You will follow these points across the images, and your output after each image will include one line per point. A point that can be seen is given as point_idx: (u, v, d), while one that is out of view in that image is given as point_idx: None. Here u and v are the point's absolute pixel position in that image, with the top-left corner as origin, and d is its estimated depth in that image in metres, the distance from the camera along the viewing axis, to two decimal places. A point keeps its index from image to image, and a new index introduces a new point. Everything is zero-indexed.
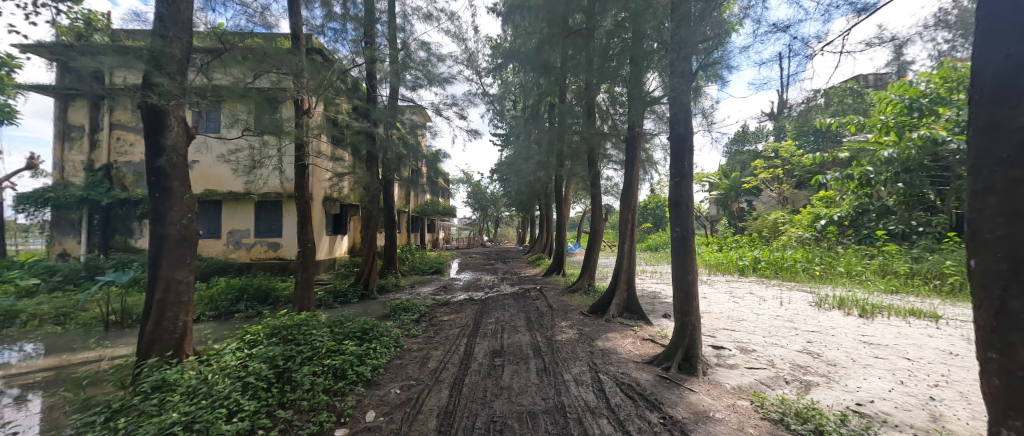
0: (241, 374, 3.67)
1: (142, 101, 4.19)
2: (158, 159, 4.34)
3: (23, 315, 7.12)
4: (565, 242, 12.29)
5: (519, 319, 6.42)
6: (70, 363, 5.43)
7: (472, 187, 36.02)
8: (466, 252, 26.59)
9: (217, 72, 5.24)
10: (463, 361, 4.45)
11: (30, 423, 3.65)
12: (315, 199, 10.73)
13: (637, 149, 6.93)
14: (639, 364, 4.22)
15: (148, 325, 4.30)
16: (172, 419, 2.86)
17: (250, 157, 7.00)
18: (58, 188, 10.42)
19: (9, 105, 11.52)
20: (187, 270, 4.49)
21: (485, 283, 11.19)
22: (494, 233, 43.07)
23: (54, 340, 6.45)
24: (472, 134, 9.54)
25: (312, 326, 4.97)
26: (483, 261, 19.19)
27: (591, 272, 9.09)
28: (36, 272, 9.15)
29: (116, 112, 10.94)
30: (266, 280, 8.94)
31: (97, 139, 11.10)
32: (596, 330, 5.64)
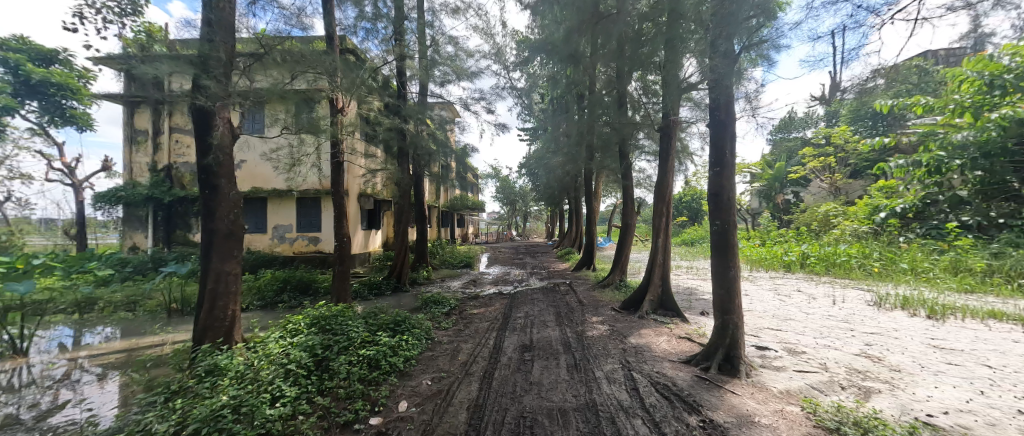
0: (283, 360, 3.85)
1: (193, 103, 4.46)
2: (207, 157, 4.61)
3: (100, 302, 7.85)
4: (596, 237, 12.09)
5: (549, 314, 6.36)
6: (138, 346, 5.95)
7: (501, 182, 36.09)
8: (495, 246, 26.77)
9: (258, 75, 5.46)
10: (493, 355, 4.47)
11: (105, 400, 4.05)
12: (350, 195, 11.10)
13: (673, 139, 6.67)
14: (676, 363, 4.09)
15: (202, 313, 4.62)
16: (222, 402, 3.04)
17: (290, 154, 7.31)
18: (127, 188, 11.33)
19: (86, 114, 12.63)
20: (236, 262, 4.76)
21: (514, 277, 11.18)
22: (522, 227, 43.06)
23: (127, 325, 7.07)
24: (501, 128, 9.52)
25: (347, 317, 5.16)
26: (512, 255, 19.20)
27: (623, 267, 8.88)
28: (111, 263, 10.05)
29: (174, 117, 11.74)
30: (307, 272, 9.37)
31: (159, 142, 11.98)
32: (628, 327, 5.51)
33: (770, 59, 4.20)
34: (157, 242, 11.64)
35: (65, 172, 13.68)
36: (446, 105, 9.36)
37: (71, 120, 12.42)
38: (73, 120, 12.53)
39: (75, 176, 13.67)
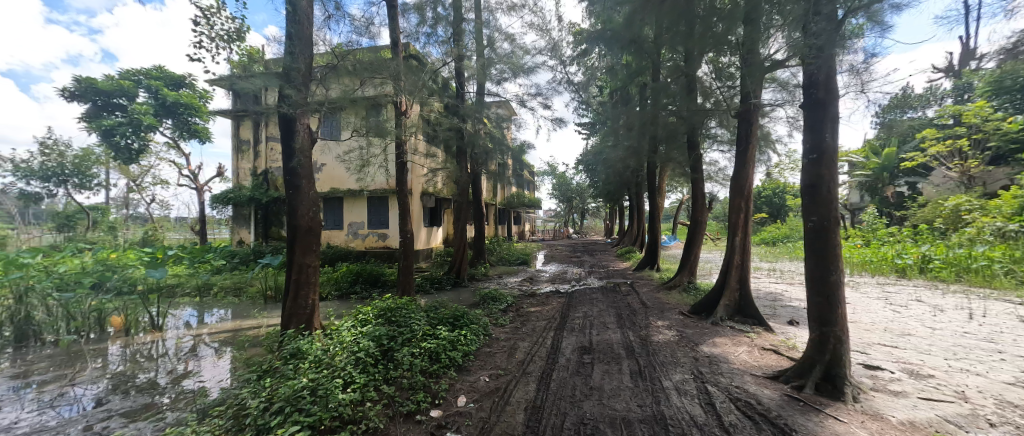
0: (354, 348, 4.13)
1: (279, 111, 4.94)
2: (291, 160, 5.08)
3: (214, 288, 9.10)
4: (660, 235, 11.49)
5: (609, 316, 6.14)
6: (242, 326, 6.82)
7: (557, 179, 35.73)
8: (553, 244, 26.63)
9: (334, 83, 5.91)
10: (550, 355, 4.40)
11: (214, 373, 4.71)
12: (413, 194, 11.67)
13: (753, 129, 6.06)
14: (760, 379, 3.70)
15: (288, 301, 5.12)
16: (302, 383, 3.32)
17: (361, 156, 7.84)
18: (234, 190, 12.97)
19: (204, 127, 15.67)
20: (315, 255, 5.19)
21: (574, 275, 10.99)
22: (580, 225, 42.28)
23: (234, 308, 8.13)
24: (558, 123, 9.37)
25: (411, 310, 5.41)
26: (569, 253, 18.92)
27: (691, 268, 8.31)
28: (223, 255, 11.62)
29: (269, 127, 13.22)
30: (376, 266, 10.02)
31: (258, 150, 13.59)
32: (700, 334, 5.13)
33: (885, 24, 3.59)
34: (257, 237, 13.27)
35: (190, 178, 16.13)
36: (503, 103, 9.41)
37: (193, 132, 15.51)
38: (197, 133, 15.73)
39: (197, 181, 16.12)
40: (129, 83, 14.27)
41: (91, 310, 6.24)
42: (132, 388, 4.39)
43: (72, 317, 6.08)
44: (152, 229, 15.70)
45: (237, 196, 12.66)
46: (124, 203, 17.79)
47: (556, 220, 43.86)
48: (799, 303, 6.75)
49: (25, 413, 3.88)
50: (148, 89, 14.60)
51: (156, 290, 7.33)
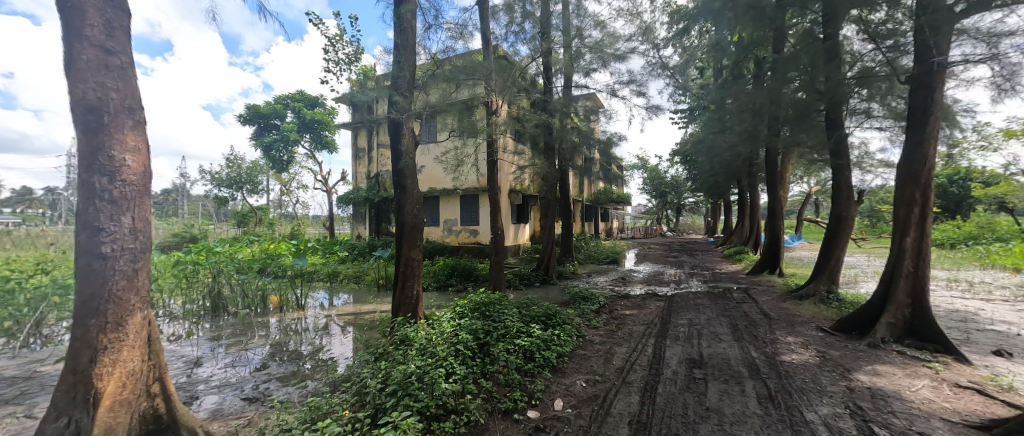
0: (454, 340, 4.36)
1: (390, 118, 5.46)
2: (399, 162, 5.56)
3: (339, 275, 10.53)
4: (782, 234, 10.00)
5: (722, 326, 5.50)
6: (362, 311, 7.74)
7: (650, 173, 33.52)
8: (646, 243, 25.09)
9: (433, 88, 6.33)
10: (653, 365, 4.10)
11: (341, 350, 5.43)
12: (502, 191, 12.00)
13: (932, 102, 4.85)
14: (956, 425, 2.89)
15: (397, 291, 5.62)
16: (411, 369, 3.62)
17: (455, 156, 8.28)
18: (353, 191, 14.84)
19: (331, 138, 18.11)
20: (418, 250, 5.61)
21: (675, 277, 10.18)
22: (677, 223, 39.08)
23: (354, 294, 9.29)
24: (653, 111, 8.75)
25: (504, 306, 5.53)
26: (666, 253, 17.66)
27: (832, 274, 7.05)
28: (345, 248, 13.39)
29: (379, 135, 14.80)
30: (470, 261, 10.52)
31: (371, 155, 15.33)
32: (851, 358, 4.26)
33: None
34: (371, 233, 14.99)
35: (321, 182, 18.94)
36: (592, 95, 9.12)
37: (324, 144, 18.06)
38: (327, 145, 18.24)
39: (328, 184, 18.86)
40: (279, 106, 17.43)
41: (255, 290, 7.71)
42: (285, 356, 5.27)
43: (246, 294, 7.57)
44: (295, 225, 18.85)
45: (355, 196, 14.45)
46: (277, 204, 21.69)
47: (647, 217, 41.29)
48: (1001, 327, 5.23)
49: (218, 368, 4.92)
50: (293, 110, 17.61)
51: (301, 275, 8.68)
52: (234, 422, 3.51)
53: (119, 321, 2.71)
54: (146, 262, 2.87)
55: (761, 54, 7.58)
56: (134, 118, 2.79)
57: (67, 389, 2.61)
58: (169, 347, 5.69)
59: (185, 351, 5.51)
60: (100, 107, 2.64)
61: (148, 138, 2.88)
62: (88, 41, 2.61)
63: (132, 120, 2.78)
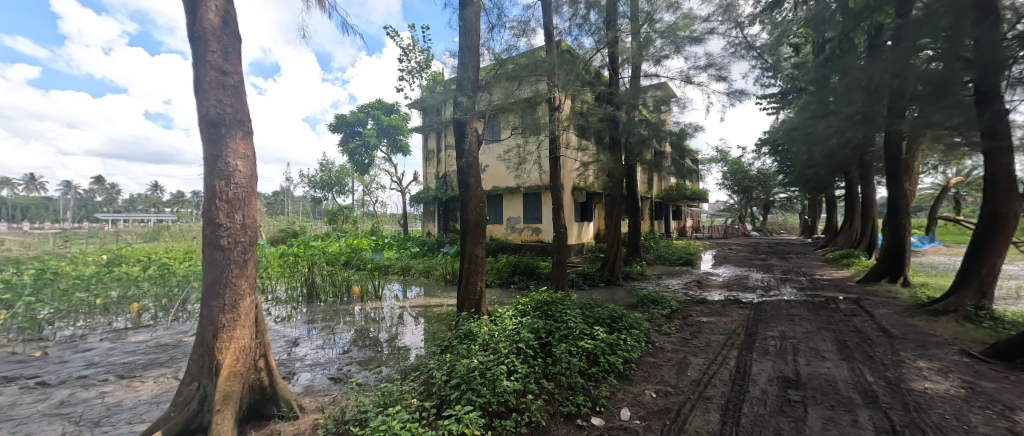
0: (516, 337, 4.34)
1: (455, 118, 5.61)
2: (463, 161, 5.70)
3: (411, 269, 11.17)
4: (906, 236, 8.57)
5: (822, 341, 4.79)
6: (431, 303, 8.11)
7: (731, 166, 30.71)
8: (727, 243, 23.09)
9: (496, 88, 6.39)
10: (736, 381, 3.68)
11: (411, 340, 5.72)
12: (565, 189, 11.79)
13: None
14: None
15: (462, 286, 5.76)
16: (474, 363, 3.68)
17: (518, 154, 8.26)
18: (423, 191, 15.65)
19: (405, 142, 19.32)
20: (481, 247, 5.69)
21: (762, 283, 9.14)
22: (763, 220, 35.32)
23: (424, 287, 9.79)
24: (736, 96, 7.95)
25: (566, 306, 5.39)
26: (752, 254, 16.24)
27: (983, 285, 5.85)
28: (415, 244, 14.18)
29: (446, 136, 15.40)
30: (533, 259, 10.50)
31: (440, 156, 16.03)
32: (1009, 392, 3.42)
33: None
34: (440, 230, 15.70)
35: (396, 182, 20.30)
36: (662, 84, 8.54)
37: (398, 147, 19.30)
38: (401, 148, 19.41)
39: (402, 185, 20.14)
40: (361, 115, 19.17)
41: (339, 280, 8.46)
42: (364, 342, 5.70)
43: (333, 284, 8.37)
44: (375, 222, 20.40)
45: (425, 195, 15.25)
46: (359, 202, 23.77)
47: (728, 214, 37.86)
48: None
49: (311, 348, 5.45)
50: (372, 117, 19.23)
51: (378, 269, 9.37)
52: (322, 399, 3.83)
53: (234, 303, 3.15)
54: (253, 254, 3.30)
55: (873, 23, 6.45)
56: (243, 129, 3.23)
57: (200, 356, 3.09)
58: (274, 327, 6.48)
59: (285, 331, 6.23)
60: (218, 120, 3.11)
61: (254, 146, 3.30)
62: (209, 66, 3.09)
63: (242, 130, 3.21)
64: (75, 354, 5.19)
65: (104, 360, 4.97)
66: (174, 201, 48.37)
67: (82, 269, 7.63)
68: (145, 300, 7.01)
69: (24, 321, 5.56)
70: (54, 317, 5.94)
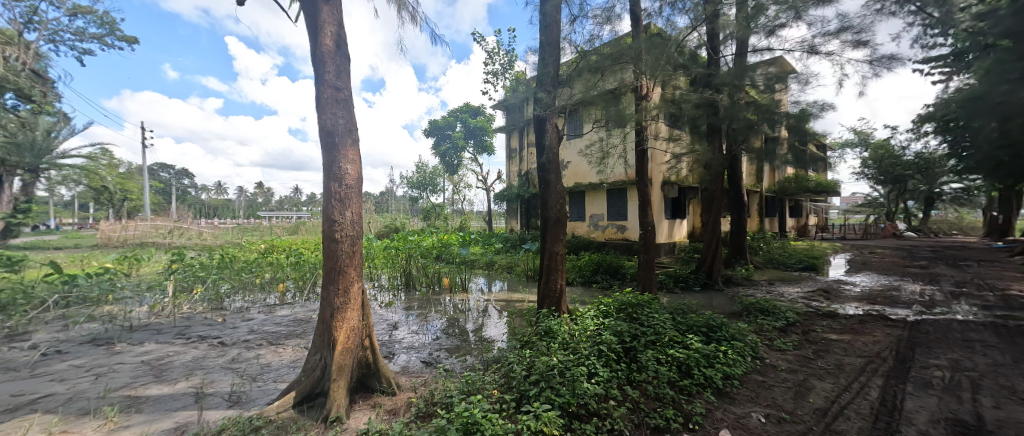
0: (597, 339, 4.13)
1: (535, 114, 5.56)
2: (543, 157, 5.62)
3: (494, 264, 11.49)
4: None
5: (1015, 378, 3.65)
6: (513, 298, 8.21)
7: (874, 152, 25.40)
8: (868, 245, 19.32)
9: (577, 81, 6.20)
10: (879, 418, 2.98)
11: (494, 333, 5.83)
12: (653, 184, 10.99)
13: None
14: None
15: (541, 283, 5.68)
16: (552, 362, 3.58)
17: (600, 148, 7.87)
18: (506, 188, 15.97)
19: (491, 142, 19.93)
20: (561, 244, 5.55)
21: (921, 298, 7.32)
22: (920, 217, 28.57)
23: (507, 283, 9.98)
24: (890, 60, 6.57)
25: (654, 309, 4.97)
26: (911, 261, 13.38)
27: None
28: (499, 240, 14.57)
29: (528, 134, 15.45)
30: (617, 258, 10.01)
31: (522, 154, 16.18)
32: None
33: None
34: (522, 226, 15.88)
35: (481, 181, 21.11)
36: (775, 60, 7.39)
37: (484, 147, 19.97)
38: (486, 147, 20.07)
39: (487, 183, 20.86)
40: (451, 118, 20.31)
41: (430, 272, 9.05)
42: (452, 331, 5.96)
43: (427, 275, 8.98)
44: (464, 219, 21.47)
45: (508, 193, 15.56)
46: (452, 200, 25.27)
47: (866, 211, 31.46)
48: None
49: (408, 332, 5.90)
50: (461, 120, 20.23)
51: (464, 263, 9.80)
52: (415, 379, 4.08)
53: (345, 288, 3.53)
54: (360, 246, 3.65)
55: None
56: (353, 137, 3.62)
57: (321, 332, 3.53)
58: (379, 311, 7.18)
59: (387, 315, 6.85)
60: (334, 131, 3.52)
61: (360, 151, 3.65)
62: (326, 84, 3.52)
63: (351, 139, 3.59)
64: (243, 322, 6.39)
65: (261, 328, 6.00)
66: (309, 201, 57.40)
67: (247, 255, 9.48)
68: (288, 282, 8.37)
69: (213, 294, 7.12)
70: (231, 292, 7.46)
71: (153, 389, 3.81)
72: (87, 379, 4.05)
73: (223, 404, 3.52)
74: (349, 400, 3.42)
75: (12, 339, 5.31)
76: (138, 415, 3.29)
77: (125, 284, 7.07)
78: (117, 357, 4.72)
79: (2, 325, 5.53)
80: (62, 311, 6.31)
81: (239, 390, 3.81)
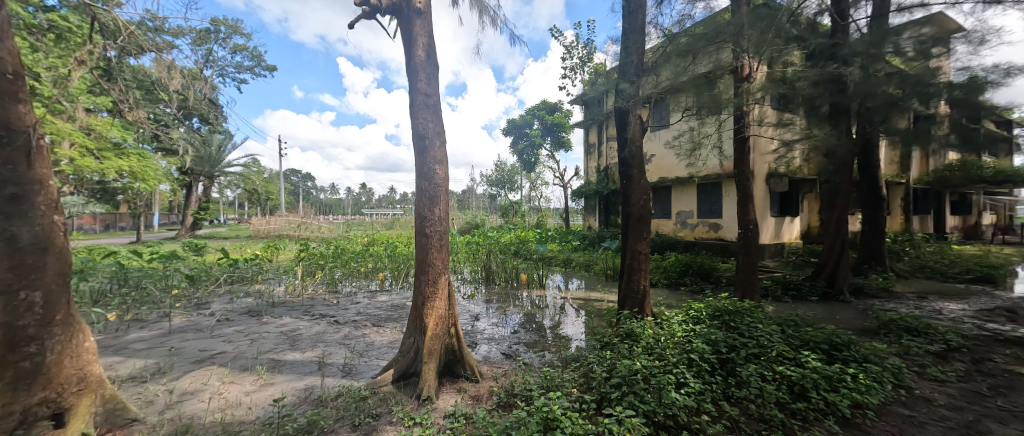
0: (687, 347, 3.77)
1: (617, 106, 5.27)
2: (625, 151, 5.30)
3: (572, 262, 11.28)
4: None
5: None
6: (592, 298, 7.96)
7: None
8: None
9: (665, 68, 5.74)
10: None
11: (573, 331, 5.70)
12: (755, 178, 9.77)
13: None
14: None
15: (622, 283, 5.38)
16: (636, 366, 3.36)
17: (690, 139, 7.19)
18: (585, 184, 15.57)
19: (569, 138, 19.58)
20: (645, 243, 5.19)
21: None
22: None
23: (585, 281, 9.72)
24: None
25: (757, 318, 4.38)
26: None
27: None
28: (578, 237, 14.28)
29: (608, 128, 14.84)
30: (709, 260, 9.10)
31: (601, 149, 15.61)
32: None
33: None
34: (600, 224, 15.36)
35: (558, 178, 20.90)
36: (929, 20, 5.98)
37: (562, 144, 19.69)
38: (563, 144, 19.77)
39: (564, 180, 20.60)
40: (527, 116, 20.39)
41: (510, 267, 9.20)
42: (530, 326, 5.97)
43: (507, 270, 9.15)
44: (541, 216, 21.48)
45: (586, 189, 15.15)
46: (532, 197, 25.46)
47: None
48: None
49: (488, 324, 6.06)
50: (537, 117, 20.19)
51: (542, 260, 9.82)
52: (496, 370, 4.15)
53: (434, 279, 3.71)
54: (447, 240, 3.81)
55: None
56: (441, 140, 3.79)
57: (414, 318, 3.77)
58: (462, 302, 7.51)
59: (469, 307, 7.11)
60: (424, 134, 3.72)
61: (446, 152, 3.81)
62: (418, 91, 3.73)
63: (440, 141, 3.76)
64: (352, 304, 7.17)
65: (365, 311, 6.67)
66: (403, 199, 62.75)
67: (354, 246, 10.65)
68: (386, 271, 9.20)
69: (328, 279, 8.14)
70: (343, 277, 8.45)
71: (289, 355, 4.47)
72: (245, 342, 4.91)
73: (339, 373, 3.98)
74: (437, 384, 3.59)
75: (199, 306, 6.71)
76: (280, 374, 3.90)
77: (267, 267, 8.46)
78: (265, 326, 5.63)
79: (193, 295, 7.03)
80: (229, 286, 7.83)
81: (350, 363, 4.28)
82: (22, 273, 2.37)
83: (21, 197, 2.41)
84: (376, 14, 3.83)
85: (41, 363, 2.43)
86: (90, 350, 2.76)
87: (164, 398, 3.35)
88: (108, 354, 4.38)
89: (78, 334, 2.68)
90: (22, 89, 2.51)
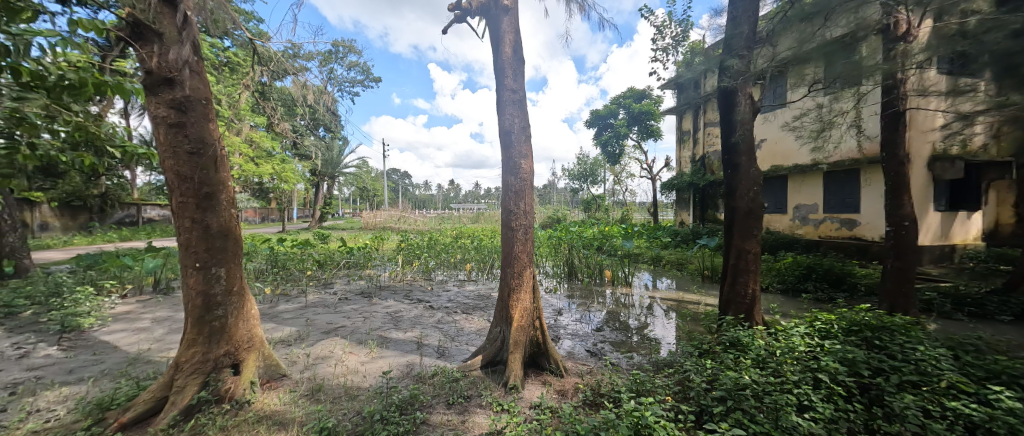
0: (811, 364, 3.19)
1: (723, 85, 4.68)
2: (732, 136, 4.66)
3: (663, 259, 10.52)
4: None
5: None
6: (686, 299, 7.30)
7: None
8: None
9: (784, 37, 4.92)
10: None
11: (665, 334, 5.26)
12: (911, 163, 7.93)
13: None
14: None
15: (725, 286, 4.78)
16: (745, 380, 2.94)
17: (817, 119, 6.09)
18: (679, 176, 14.36)
19: (658, 126, 18.30)
20: (756, 242, 4.53)
21: None
22: None
23: (678, 281, 8.96)
24: None
25: (914, 336, 3.52)
26: None
27: None
28: (669, 233, 13.25)
29: (707, 113, 13.46)
30: (839, 262, 7.67)
31: (698, 136, 14.22)
32: None
33: None
34: (695, 219, 14.04)
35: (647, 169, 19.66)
36: None
37: (650, 133, 18.49)
38: (651, 132, 18.52)
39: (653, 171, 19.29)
40: (612, 106, 19.45)
41: (596, 263, 8.90)
42: (617, 324, 5.68)
43: (593, 265, 8.87)
44: (628, 210, 20.43)
45: (679, 181, 13.97)
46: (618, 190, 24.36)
47: None
48: None
49: (572, 320, 5.92)
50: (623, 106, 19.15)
51: (630, 256, 9.31)
52: (581, 367, 4.00)
53: (520, 272, 3.70)
54: (532, 235, 3.78)
55: None
56: (526, 135, 3.74)
57: (500, 309, 3.81)
58: (545, 296, 7.48)
59: (552, 301, 7.04)
60: (510, 131, 3.70)
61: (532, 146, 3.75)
62: (507, 88, 3.71)
63: (525, 136, 3.71)
64: (444, 291, 7.64)
65: (456, 299, 7.02)
66: (489, 194, 65.28)
67: (445, 239, 11.34)
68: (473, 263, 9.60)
69: (423, 267, 8.78)
70: (436, 266, 9.04)
71: (393, 334, 4.89)
72: (359, 318, 5.53)
73: (434, 354, 4.23)
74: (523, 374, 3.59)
75: (324, 285, 7.76)
76: (387, 350, 4.29)
77: (375, 255, 9.43)
78: (375, 306, 6.27)
79: (320, 276, 8.17)
80: (346, 270, 8.95)
81: (443, 346, 4.51)
82: (213, 254, 2.90)
83: (213, 195, 2.90)
84: (467, 17, 3.92)
85: (225, 324, 3.01)
86: (256, 314, 3.31)
87: (303, 359, 3.91)
88: (266, 320, 5.30)
89: (248, 301, 3.22)
90: (212, 109, 3.01)
